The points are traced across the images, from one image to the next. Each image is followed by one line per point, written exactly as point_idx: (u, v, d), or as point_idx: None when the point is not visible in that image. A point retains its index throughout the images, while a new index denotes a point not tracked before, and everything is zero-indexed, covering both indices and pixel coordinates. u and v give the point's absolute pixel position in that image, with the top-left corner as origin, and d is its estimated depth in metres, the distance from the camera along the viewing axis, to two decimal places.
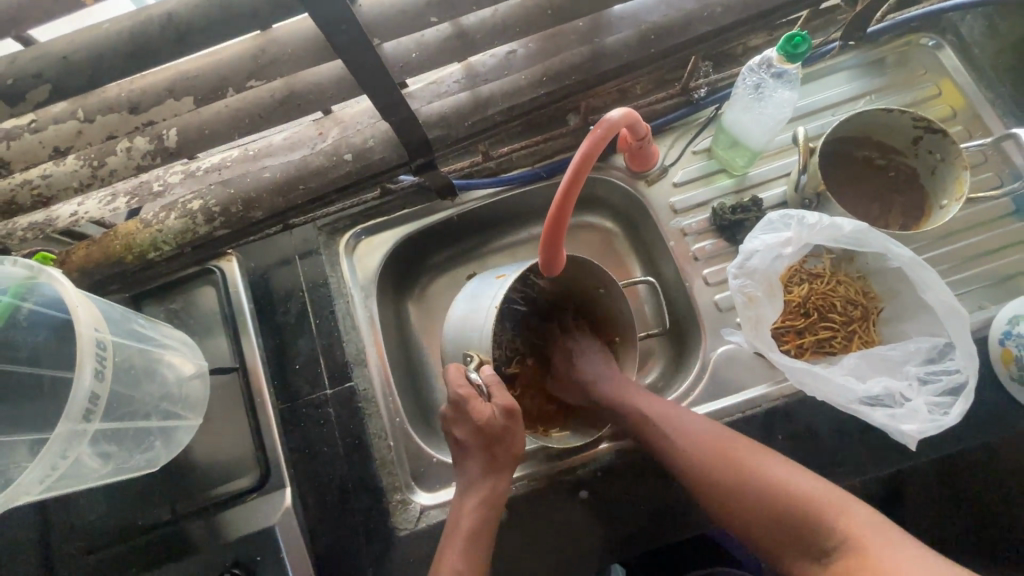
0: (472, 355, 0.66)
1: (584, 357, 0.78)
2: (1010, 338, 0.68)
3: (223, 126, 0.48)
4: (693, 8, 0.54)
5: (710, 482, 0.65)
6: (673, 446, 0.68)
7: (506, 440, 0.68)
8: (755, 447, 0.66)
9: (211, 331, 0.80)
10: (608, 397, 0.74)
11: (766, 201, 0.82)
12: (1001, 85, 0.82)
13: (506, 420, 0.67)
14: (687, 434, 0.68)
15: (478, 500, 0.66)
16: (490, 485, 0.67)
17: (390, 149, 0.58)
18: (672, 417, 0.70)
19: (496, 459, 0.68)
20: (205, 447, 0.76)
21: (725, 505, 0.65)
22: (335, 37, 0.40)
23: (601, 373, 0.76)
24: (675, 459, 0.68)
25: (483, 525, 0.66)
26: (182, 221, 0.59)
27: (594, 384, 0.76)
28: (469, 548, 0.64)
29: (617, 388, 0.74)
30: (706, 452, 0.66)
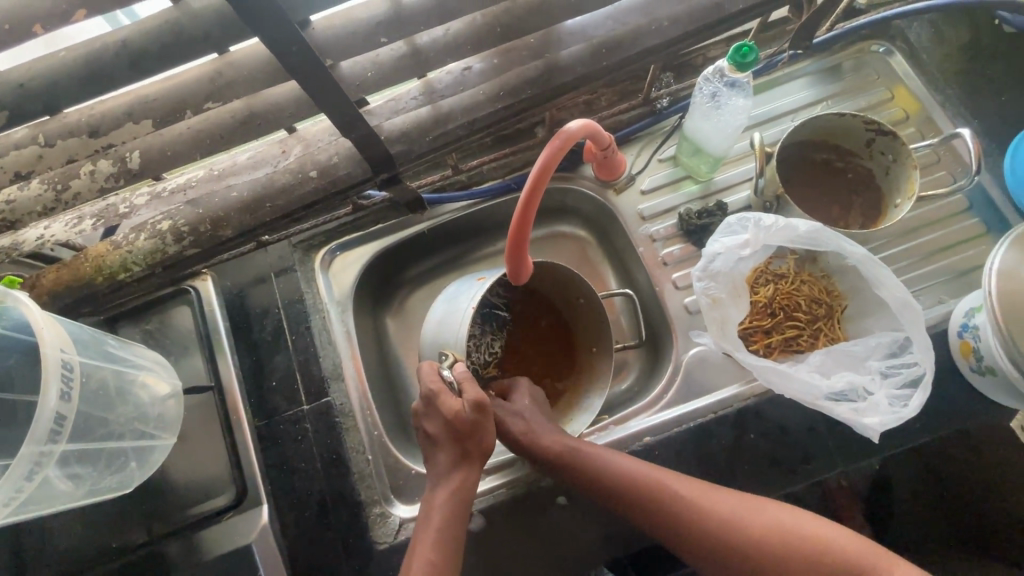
0: (447, 354, 0.68)
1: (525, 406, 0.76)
2: (968, 330, 0.69)
3: (184, 147, 0.49)
4: (641, 22, 0.57)
5: (674, 530, 0.65)
6: (633, 497, 0.66)
7: (479, 433, 0.68)
8: (747, 499, 0.66)
9: (187, 350, 0.81)
10: (551, 453, 0.70)
11: (731, 205, 0.84)
12: (950, 86, 0.85)
13: (476, 414, 0.67)
14: (648, 485, 0.67)
15: (451, 494, 0.66)
16: (462, 477, 0.67)
17: (354, 165, 0.59)
18: (629, 464, 0.68)
19: (467, 454, 0.68)
20: (181, 467, 0.75)
21: (695, 550, 0.65)
22: (286, 59, 0.41)
23: (543, 424, 0.73)
24: (633, 510, 0.67)
25: (450, 523, 0.65)
26: (152, 241, 0.59)
27: (536, 435, 0.72)
28: (441, 545, 0.63)
29: (563, 437, 0.71)
30: (668, 503, 0.66)
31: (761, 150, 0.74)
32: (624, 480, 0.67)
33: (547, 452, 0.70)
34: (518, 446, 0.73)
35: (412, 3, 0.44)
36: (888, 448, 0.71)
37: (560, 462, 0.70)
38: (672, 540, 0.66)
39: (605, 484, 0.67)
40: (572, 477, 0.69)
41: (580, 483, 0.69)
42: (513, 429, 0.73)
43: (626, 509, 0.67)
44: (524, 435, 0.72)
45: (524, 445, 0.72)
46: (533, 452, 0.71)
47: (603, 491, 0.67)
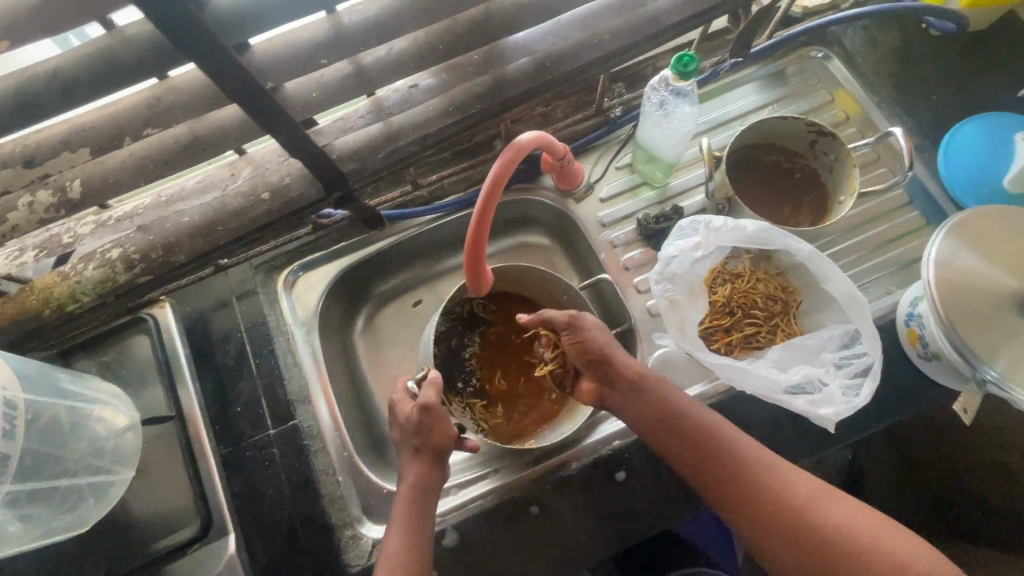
0: (422, 369, 0.76)
1: (599, 331, 0.69)
2: (913, 318, 0.72)
3: (127, 174, 0.49)
4: (583, 36, 0.58)
5: (731, 486, 0.63)
6: (696, 440, 0.65)
7: (432, 430, 0.68)
8: (813, 481, 0.63)
9: (146, 380, 0.78)
10: (630, 376, 0.68)
11: (687, 209, 0.87)
12: (886, 87, 0.89)
13: (421, 414, 0.67)
14: (712, 432, 0.65)
15: (410, 491, 0.68)
16: (417, 474, 0.68)
17: (306, 185, 0.60)
18: (696, 408, 0.66)
19: (420, 449, 0.69)
20: (143, 501, 0.73)
21: (749, 514, 0.62)
22: (225, 83, 0.41)
23: (619, 351, 0.69)
24: (690, 457, 0.65)
25: (405, 516, 0.66)
26: (101, 271, 0.59)
27: (619, 354, 0.68)
28: (403, 543, 0.65)
29: (641, 364, 0.69)
30: (730, 454, 0.64)
31: (709, 155, 0.76)
32: (693, 421, 0.65)
33: (627, 376, 0.68)
34: (595, 363, 0.69)
35: (350, 25, 0.45)
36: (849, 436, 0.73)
37: (635, 389, 0.67)
38: (723, 497, 0.63)
39: (675, 419, 0.66)
40: (642, 407, 0.67)
41: (648, 416, 0.67)
42: (592, 350, 0.68)
43: (684, 454, 0.65)
44: (610, 351, 0.68)
45: (602, 366, 0.68)
46: (610, 371, 0.68)
47: (669, 428, 0.66)
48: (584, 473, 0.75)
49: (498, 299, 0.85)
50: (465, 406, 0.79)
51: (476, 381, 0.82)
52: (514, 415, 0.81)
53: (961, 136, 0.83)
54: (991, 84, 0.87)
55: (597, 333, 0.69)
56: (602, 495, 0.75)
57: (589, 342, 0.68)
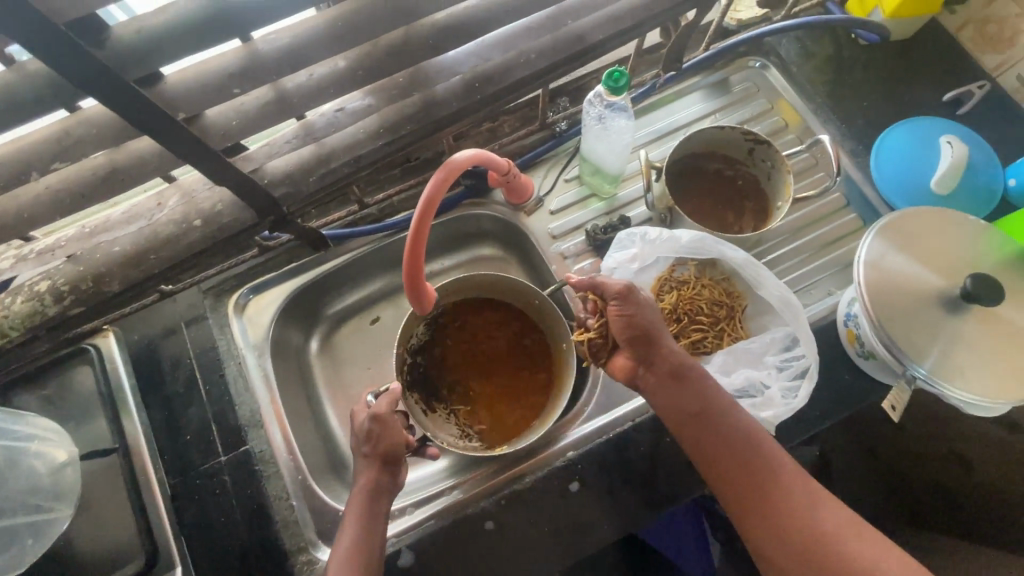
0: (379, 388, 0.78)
1: (649, 311, 0.69)
2: (850, 318, 0.75)
3: (42, 208, 0.48)
4: (509, 57, 0.60)
5: (746, 481, 0.63)
6: (724, 434, 0.64)
7: (381, 436, 0.69)
8: (825, 494, 0.62)
9: (88, 413, 0.76)
10: (673, 360, 0.67)
11: (634, 219, 0.88)
12: (822, 94, 0.92)
13: (370, 422, 0.69)
14: (742, 428, 0.65)
15: (361, 495, 0.67)
16: (368, 477, 0.68)
17: (238, 211, 0.60)
18: (729, 403, 0.67)
19: (368, 456, 0.69)
20: (88, 536, 0.71)
21: (750, 511, 0.62)
22: (132, 117, 0.42)
23: (666, 334, 0.69)
24: (710, 448, 0.64)
25: (356, 511, 0.66)
26: (29, 304, 0.57)
27: (664, 337, 0.68)
28: (352, 547, 0.64)
29: (685, 353, 0.69)
30: (754, 453, 0.64)
31: (648, 167, 0.78)
32: (725, 414, 0.65)
33: (669, 359, 0.67)
34: (640, 339, 0.68)
35: (262, 53, 0.46)
36: (798, 435, 0.75)
37: (674, 374, 0.67)
38: (732, 491, 0.63)
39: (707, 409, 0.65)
40: (677, 392, 0.66)
41: (683, 403, 0.66)
42: (642, 327, 0.68)
43: (706, 444, 0.65)
44: (657, 331, 0.68)
45: (649, 343, 0.68)
46: (653, 350, 0.68)
47: (699, 417, 0.65)
48: (540, 485, 0.75)
49: (479, 309, 0.88)
50: (449, 412, 0.84)
51: (459, 389, 0.85)
52: (503, 419, 0.83)
53: (893, 138, 0.86)
54: (918, 89, 0.91)
55: (646, 312, 0.68)
56: (558, 506, 0.74)
57: (637, 317, 0.68)
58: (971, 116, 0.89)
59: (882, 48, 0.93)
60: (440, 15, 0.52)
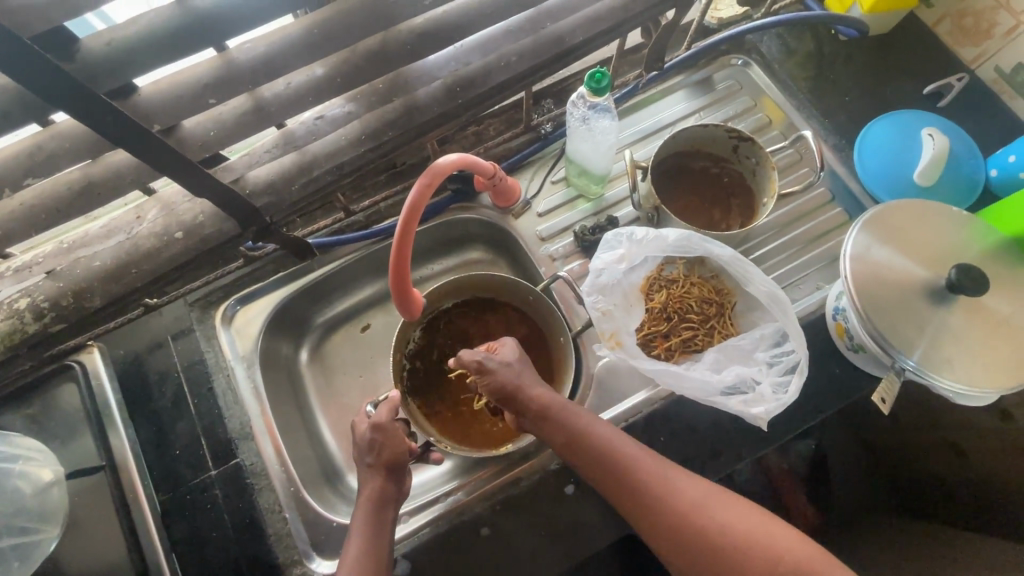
0: (379, 398, 0.78)
1: (502, 367, 0.70)
2: (839, 312, 0.75)
3: (17, 225, 0.48)
4: (489, 60, 0.59)
5: (638, 501, 0.62)
6: (605, 466, 0.64)
7: (384, 445, 0.68)
8: (719, 496, 0.62)
9: (75, 430, 0.75)
10: (535, 407, 0.68)
11: (622, 219, 0.88)
12: (805, 90, 0.92)
13: (372, 432, 0.68)
14: (615, 450, 0.64)
15: (367, 505, 0.66)
16: (372, 488, 0.67)
17: (220, 222, 0.59)
18: (597, 428, 0.66)
19: (371, 466, 0.68)
20: (77, 557, 0.70)
21: (653, 529, 0.61)
22: (101, 129, 0.42)
23: (523, 383, 0.69)
24: (597, 479, 0.64)
25: (362, 523, 0.65)
26: (8, 322, 0.56)
27: (522, 386, 0.69)
28: (361, 556, 0.63)
29: (551, 395, 0.68)
30: (632, 472, 0.63)
31: (633, 167, 0.78)
32: (597, 441, 0.65)
33: (532, 409, 0.68)
34: (504, 398, 0.70)
35: (238, 63, 0.46)
36: (790, 430, 0.75)
37: (542, 417, 0.67)
38: (633, 514, 0.63)
39: (578, 441, 0.65)
40: (549, 435, 0.67)
41: (558, 448, 0.66)
42: (496, 387, 0.69)
43: (593, 475, 0.65)
44: (515, 383, 0.69)
45: (510, 400, 0.69)
46: (517, 404, 0.69)
47: (576, 454, 0.65)
48: (533, 490, 0.74)
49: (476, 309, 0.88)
50: (450, 414, 0.83)
51: (457, 390, 0.85)
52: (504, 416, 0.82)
53: (876, 130, 0.87)
54: (899, 84, 0.92)
55: (498, 369, 0.70)
56: (554, 508, 0.74)
57: (490, 379, 0.69)
58: (951, 108, 0.90)
59: (862, 43, 0.94)
60: (418, 19, 0.52)
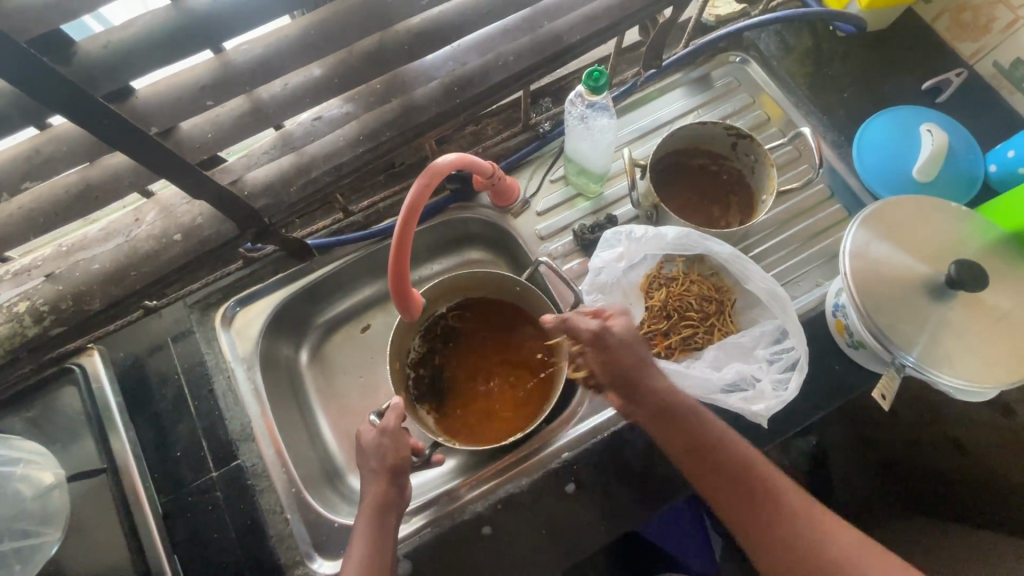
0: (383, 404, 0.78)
1: (626, 349, 0.67)
2: (839, 309, 0.75)
3: (16, 229, 0.48)
4: (487, 59, 0.59)
5: (751, 513, 0.62)
6: (725, 463, 0.63)
7: (388, 450, 0.69)
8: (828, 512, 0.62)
9: (75, 433, 0.75)
10: (655, 394, 0.66)
11: (621, 217, 0.88)
12: (803, 86, 0.92)
13: (378, 436, 0.70)
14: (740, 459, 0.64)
15: (369, 509, 0.66)
16: (376, 492, 0.67)
17: (219, 223, 0.59)
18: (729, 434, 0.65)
19: (375, 470, 0.68)
20: (79, 559, 0.70)
21: (756, 539, 0.62)
22: (99, 131, 0.42)
23: (646, 370, 0.67)
24: (710, 472, 0.64)
25: (367, 527, 0.65)
26: (8, 325, 0.56)
27: (644, 371, 0.67)
28: (363, 560, 0.63)
29: (670, 387, 0.66)
30: (755, 484, 0.63)
31: (632, 165, 0.78)
32: (725, 449, 0.64)
33: (654, 398, 0.66)
34: (621, 380, 0.67)
35: (235, 64, 0.46)
36: (791, 427, 0.75)
37: (661, 405, 0.65)
38: (737, 524, 0.63)
39: (707, 446, 0.64)
40: (668, 423, 0.65)
41: (676, 439, 0.65)
42: (619, 368, 0.67)
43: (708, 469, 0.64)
44: (633, 365, 0.67)
45: (630, 383, 0.67)
46: (635, 389, 0.66)
47: (697, 447, 0.64)
48: (535, 489, 0.74)
49: (470, 310, 0.89)
50: (452, 415, 0.84)
51: (457, 390, 0.85)
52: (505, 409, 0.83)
53: (875, 126, 0.87)
54: (897, 80, 0.92)
55: (621, 350, 0.67)
56: (556, 506, 0.74)
57: (612, 358, 0.67)
58: (949, 104, 0.90)
59: (860, 39, 0.94)
60: (416, 19, 0.52)
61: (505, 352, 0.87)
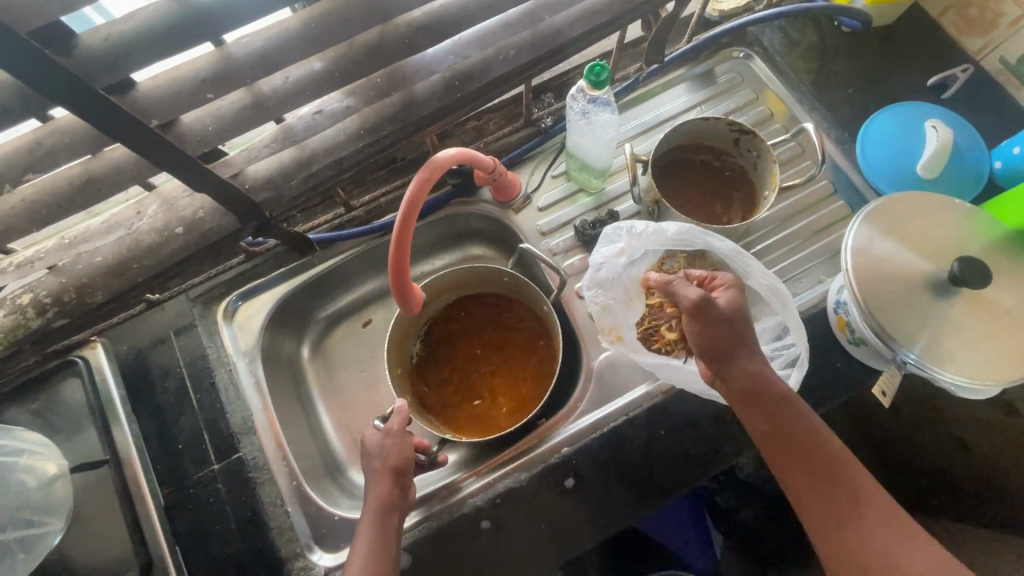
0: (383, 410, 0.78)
1: (726, 324, 0.66)
2: (840, 305, 0.75)
3: (18, 221, 0.48)
4: (488, 53, 0.59)
5: (820, 497, 0.62)
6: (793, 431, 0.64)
7: (391, 450, 0.70)
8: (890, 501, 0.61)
9: (78, 425, 0.76)
10: (745, 373, 0.65)
11: (622, 213, 0.88)
12: (807, 82, 0.92)
13: (383, 436, 0.71)
14: (839, 467, 0.63)
15: (372, 510, 0.66)
16: (378, 491, 0.67)
17: (220, 217, 0.59)
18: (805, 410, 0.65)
19: (378, 470, 0.69)
20: (82, 550, 0.71)
21: (816, 522, 0.62)
22: (100, 124, 0.42)
23: (739, 346, 0.66)
24: (778, 442, 0.64)
25: (372, 524, 0.66)
26: (11, 318, 0.57)
27: (738, 347, 0.66)
28: (366, 561, 0.63)
29: (763, 367, 0.66)
30: (823, 459, 0.63)
31: (634, 161, 0.78)
32: (810, 434, 0.64)
33: (743, 375, 0.65)
34: (717, 353, 0.66)
35: (235, 57, 0.46)
36: None
37: (750, 381, 0.65)
38: (801, 504, 0.63)
39: (793, 426, 0.64)
40: (752, 395, 0.64)
41: (758, 411, 0.64)
42: (713, 342, 0.66)
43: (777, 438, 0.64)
44: (733, 341, 0.66)
45: (722, 356, 0.66)
46: (728, 363, 0.65)
47: (773, 416, 0.64)
48: (535, 484, 0.74)
49: (463, 308, 0.91)
50: (457, 411, 0.85)
51: (457, 386, 0.87)
52: (510, 399, 0.85)
53: (878, 123, 0.86)
54: (902, 76, 0.91)
55: (721, 324, 0.66)
56: (553, 501, 0.74)
57: (711, 330, 0.66)
58: (955, 100, 0.89)
59: (865, 35, 0.93)
60: (417, 13, 0.52)
61: (499, 341, 0.89)
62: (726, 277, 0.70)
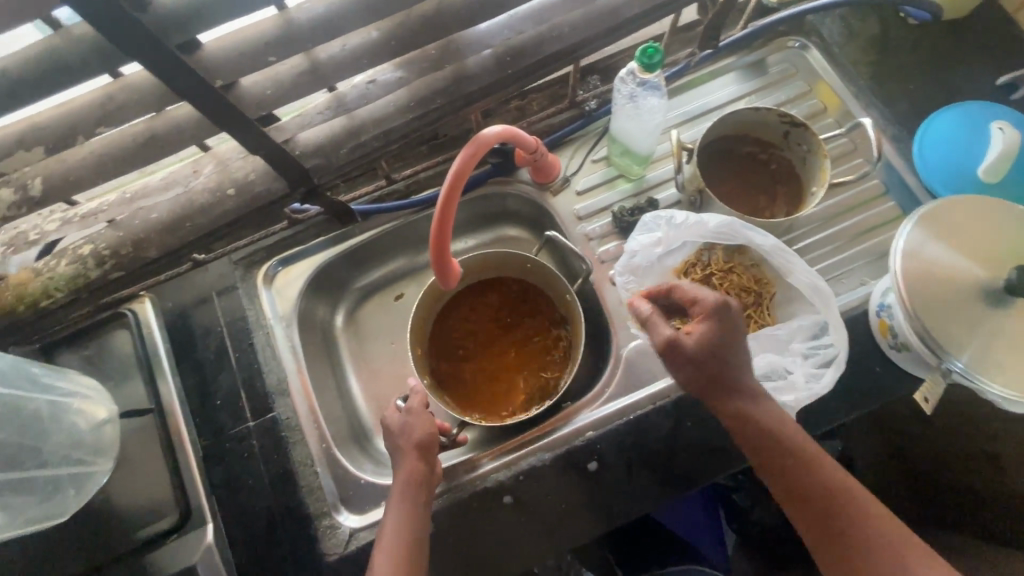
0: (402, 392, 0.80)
1: (705, 361, 0.62)
2: (884, 309, 0.72)
3: (86, 172, 0.51)
4: (542, 30, 0.59)
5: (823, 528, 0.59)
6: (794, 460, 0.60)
7: (416, 425, 0.72)
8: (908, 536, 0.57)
9: (126, 374, 0.80)
10: (734, 408, 0.62)
11: (662, 201, 0.87)
12: (866, 76, 0.88)
13: (405, 415, 0.73)
14: (843, 496, 0.59)
15: (404, 482, 0.68)
16: (406, 465, 0.69)
17: (271, 180, 0.61)
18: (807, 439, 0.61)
19: (406, 446, 0.70)
20: (125, 491, 0.75)
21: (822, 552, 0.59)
22: (171, 81, 0.43)
23: (726, 380, 0.62)
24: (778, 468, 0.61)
25: (403, 499, 0.67)
26: (74, 267, 0.60)
27: (723, 383, 0.62)
28: (400, 532, 0.64)
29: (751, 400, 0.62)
30: (827, 489, 0.59)
31: (678, 148, 0.76)
32: (815, 464, 0.60)
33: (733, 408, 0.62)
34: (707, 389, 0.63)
35: (297, 22, 0.46)
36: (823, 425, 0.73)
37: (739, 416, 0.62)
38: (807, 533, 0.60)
39: (795, 453, 0.60)
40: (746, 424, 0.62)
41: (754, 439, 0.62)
42: (694, 377, 0.63)
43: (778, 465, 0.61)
44: (708, 379, 0.63)
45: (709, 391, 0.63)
46: (720, 396, 0.63)
47: (772, 443, 0.61)
48: (557, 465, 0.75)
49: (485, 290, 0.91)
50: (482, 389, 0.86)
51: (482, 365, 0.88)
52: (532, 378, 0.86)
53: (940, 121, 0.82)
54: (969, 73, 0.87)
55: (701, 361, 0.62)
56: (574, 482, 0.75)
57: (691, 369, 0.63)
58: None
59: (932, 28, 0.89)
60: None
61: (519, 322, 0.90)
62: (708, 298, 0.64)
